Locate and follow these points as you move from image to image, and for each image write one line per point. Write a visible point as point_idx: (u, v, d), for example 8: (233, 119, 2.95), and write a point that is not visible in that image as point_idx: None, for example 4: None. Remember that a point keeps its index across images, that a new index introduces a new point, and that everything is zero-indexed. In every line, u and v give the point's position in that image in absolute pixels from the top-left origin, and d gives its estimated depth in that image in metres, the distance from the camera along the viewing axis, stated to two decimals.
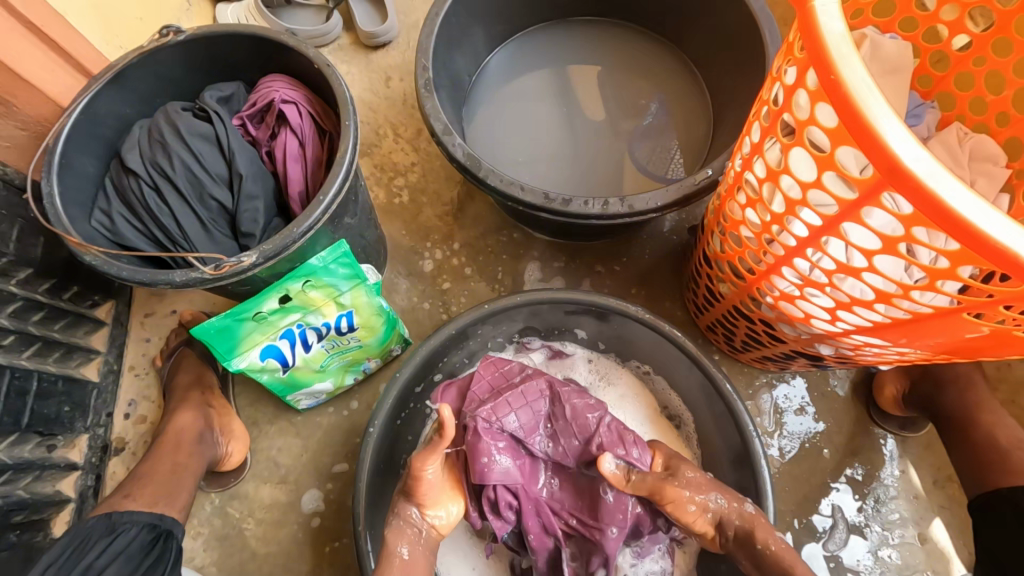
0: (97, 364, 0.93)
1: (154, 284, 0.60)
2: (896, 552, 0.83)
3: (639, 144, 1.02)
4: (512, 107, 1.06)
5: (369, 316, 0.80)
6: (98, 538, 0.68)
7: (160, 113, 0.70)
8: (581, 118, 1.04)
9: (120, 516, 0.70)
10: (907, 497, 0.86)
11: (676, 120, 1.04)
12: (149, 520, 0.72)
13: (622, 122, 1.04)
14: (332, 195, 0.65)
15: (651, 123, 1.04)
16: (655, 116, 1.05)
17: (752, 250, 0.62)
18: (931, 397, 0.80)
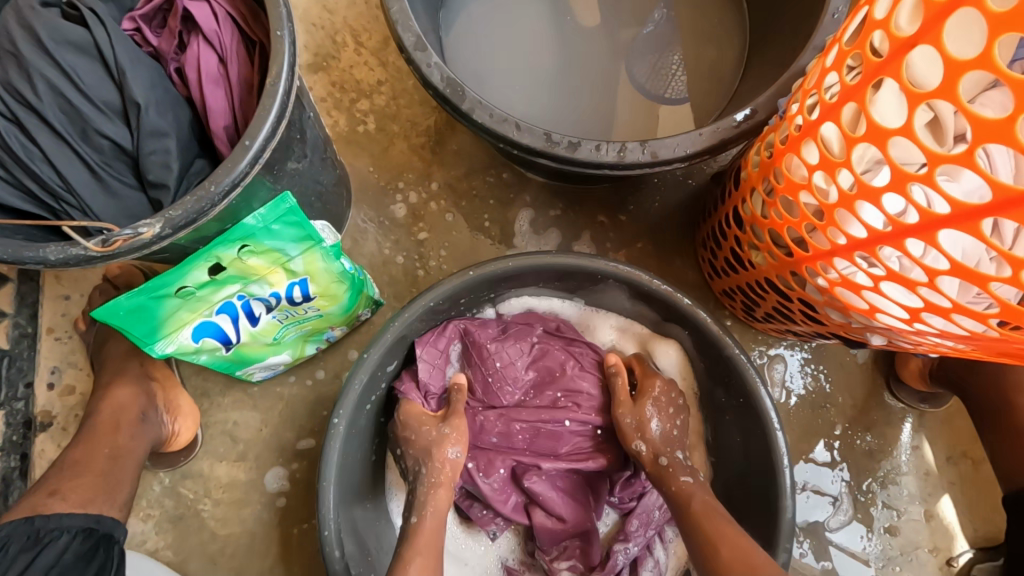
0: (5, 329, 0.78)
1: (22, 263, 0.45)
2: (899, 530, 0.80)
3: (639, 58, 0.84)
4: (499, 11, 0.85)
5: (328, 283, 0.66)
6: (18, 549, 0.56)
7: (10, 10, 0.50)
8: (577, 26, 0.84)
9: (45, 521, 0.58)
10: (918, 473, 0.81)
11: (690, 29, 0.85)
12: (82, 525, 0.60)
13: (624, 30, 0.84)
14: (263, 139, 0.47)
15: (661, 33, 0.85)
16: (665, 24, 0.85)
17: (811, 223, 0.49)
18: (962, 380, 0.71)
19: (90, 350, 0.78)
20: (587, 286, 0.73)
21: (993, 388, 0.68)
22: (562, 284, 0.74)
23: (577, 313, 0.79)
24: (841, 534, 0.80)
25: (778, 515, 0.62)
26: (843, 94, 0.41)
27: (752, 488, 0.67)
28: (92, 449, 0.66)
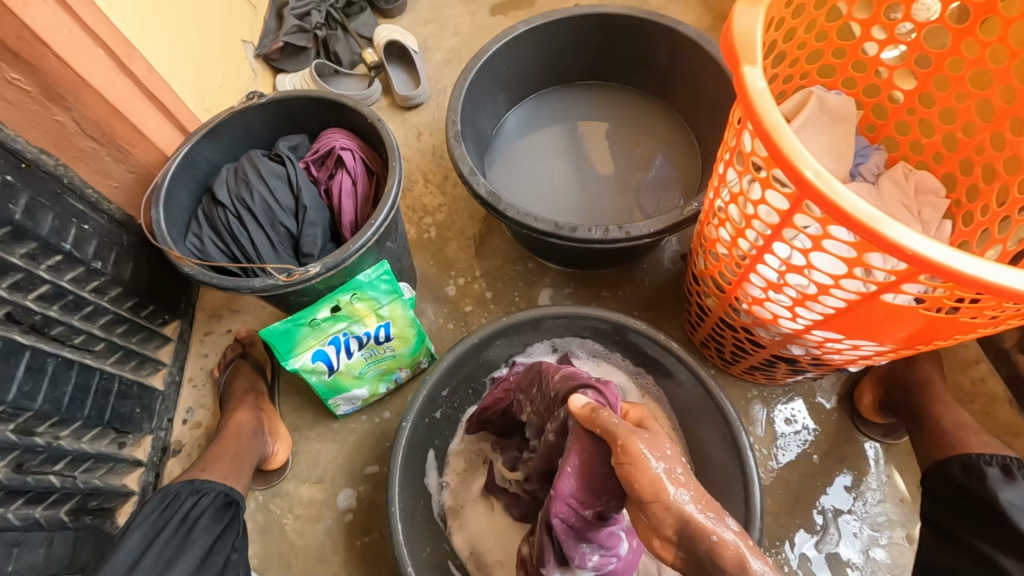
0: (163, 375, 1.06)
1: (237, 289, 0.74)
2: (885, 552, 0.89)
3: (647, 191, 1.17)
4: (542, 158, 1.23)
5: (403, 327, 0.93)
6: (185, 493, 0.79)
7: (244, 158, 0.87)
8: (598, 170, 1.21)
9: (202, 481, 0.81)
10: (894, 500, 0.92)
11: (684, 170, 1.20)
12: (224, 488, 0.82)
13: (634, 172, 1.20)
14: (381, 221, 0.80)
15: (661, 173, 1.20)
16: (664, 168, 1.20)
17: (727, 261, 0.73)
18: (899, 402, 0.87)
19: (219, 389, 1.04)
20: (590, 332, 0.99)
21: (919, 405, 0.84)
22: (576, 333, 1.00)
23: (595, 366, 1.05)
24: (831, 555, 0.90)
25: (749, 502, 0.81)
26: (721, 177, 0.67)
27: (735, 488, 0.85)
28: (225, 448, 0.89)
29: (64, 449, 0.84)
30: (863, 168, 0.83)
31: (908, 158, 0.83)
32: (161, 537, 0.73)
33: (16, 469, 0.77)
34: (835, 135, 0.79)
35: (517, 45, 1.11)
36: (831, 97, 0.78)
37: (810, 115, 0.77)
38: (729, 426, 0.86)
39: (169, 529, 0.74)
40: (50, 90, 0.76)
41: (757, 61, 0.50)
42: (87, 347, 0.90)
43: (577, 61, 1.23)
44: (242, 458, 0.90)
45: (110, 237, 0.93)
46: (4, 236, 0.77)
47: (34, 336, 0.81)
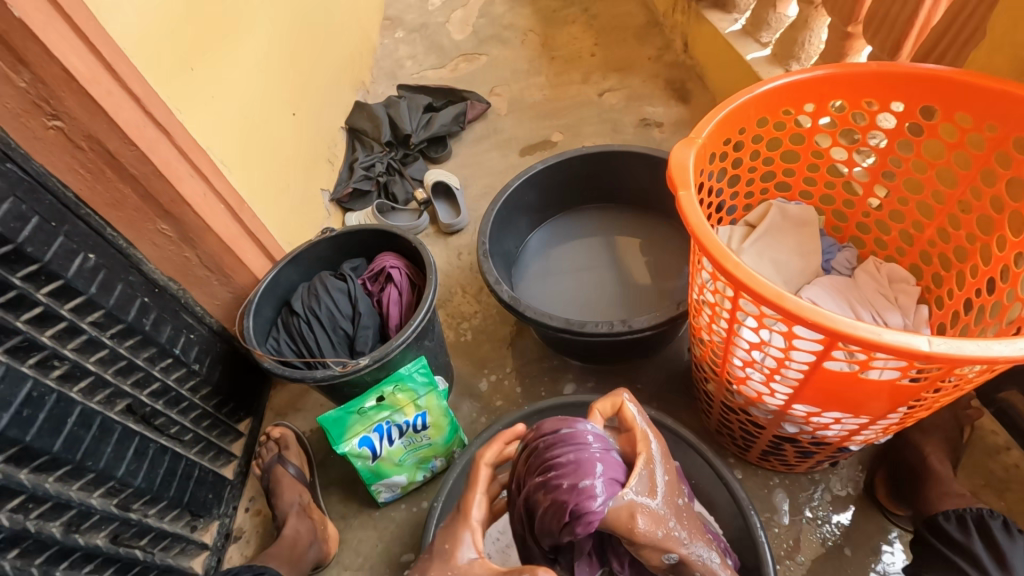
0: (233, 465, 1.22)
1: (302, 380, 0.92)
2: None
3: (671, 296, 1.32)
4: (571, 271, 1.42)
5: (438, 416, 1.06)
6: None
7: (315, 278, 1.09)
8: (626, 280, 1.38)
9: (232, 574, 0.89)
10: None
11: None
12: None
13: (657, 280, 1.36)
14: (419, 322, 0.98)
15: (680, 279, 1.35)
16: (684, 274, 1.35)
17: (712, 344, 0.84)
18: (911, 495, 0.91)
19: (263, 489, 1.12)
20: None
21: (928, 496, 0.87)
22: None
23: None
24: None
25: None
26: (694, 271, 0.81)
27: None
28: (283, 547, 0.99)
29: (150, 525, 0.98)
30: (835, 263, 0.94)
31: (876, 253, 0.94)
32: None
33: (112, 540, 0.91)
34: (802, 236, 0.93)
35: (534, 179, 1.36)
36: (790, 208, 0.93)
37: (772, 221, 0.92)
38: (741, 510, 0.93)
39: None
40: (184, 234, 1.03)
41: (690, 185, 0.67)
42: (178, 437, 1.08)
43: (586, 189, 1.46)
44: (295, 564, 1.00)
45: (208, 344, 1.15)
46: (135, 343, 1.00)
47: (143, 424, 1.00)
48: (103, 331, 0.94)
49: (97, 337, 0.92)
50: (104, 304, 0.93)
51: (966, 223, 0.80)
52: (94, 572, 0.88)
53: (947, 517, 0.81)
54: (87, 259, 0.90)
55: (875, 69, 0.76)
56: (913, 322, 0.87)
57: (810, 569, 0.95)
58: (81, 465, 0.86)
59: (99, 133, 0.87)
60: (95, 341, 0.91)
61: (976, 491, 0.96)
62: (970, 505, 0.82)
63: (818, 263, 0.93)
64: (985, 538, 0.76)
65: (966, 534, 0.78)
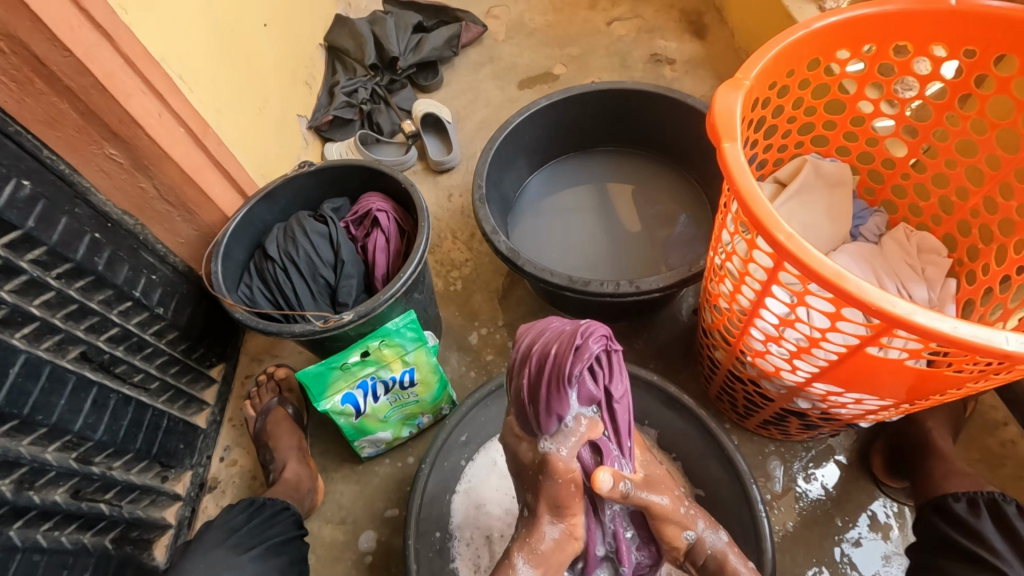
0: (206, 414, 1.15)
1: (279, 334, 0.84)
2: None
3: (675, 250, 1.24)
4: (572, 218, 1.32)
5: (426, 373, 0.99)
6: (241, 509, 0.83)
7: (292, 218, 0.98)
8: (629, 230, 1.29)
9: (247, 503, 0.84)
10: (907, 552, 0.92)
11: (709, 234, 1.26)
12: (279, 507, 0.85)
13: (661, 231, 1.28)
14: (408, 274, 0.89)
15: (686, 232, 1.26)
16: (690, 227, 1.27)
17: (732, 313, 0.77)
18: (908, 469, 0.89)
19: (255, 433, 1.03)
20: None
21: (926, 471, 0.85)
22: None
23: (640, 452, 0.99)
24: None
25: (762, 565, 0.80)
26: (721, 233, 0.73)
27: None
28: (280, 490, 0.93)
29: (115, 478, 0.92)
30: (864, 229, 0.87)
31: (908, 220, 0.87)
32: (248, 527, 0.81)
33: (73, 495, 0.85)
34: (833, 198, 0.85)
35: (537, 116, 1.22)
36: (826, 166, 0.84)
37: (805, 179, 0.83)
38: (741, 480, 0.86)
39: (257, 522, 0.82)
40: (138, 162, 0.90)
41: (736, 137, 0.58)
42: (144, 385, 1.00)
43: (593, 130, 1.33)
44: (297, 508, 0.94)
45: (173, 286, 1.05)
46: (87, 284, 0.89)
47: (101, 373, 0.91)
48: (48, 270, 0.82)
49: (39, 277, 0.80)
50: (46, 240, 0.81)
51: (1019, 194, 0.73)
52: (54, 529, 0.82)
53: (956, 499, 0.74)
54: (21, 186, 0.78)
55: (955, 7, 0.65)
56: (939, 296, 0.81)
57: (800, 536, 0.95)
58: (30, 420, 0.77)
59: (23, 34, 0.71)
60: (38, 282, 0.80)
61: (970, 464, 0.96)
62: (979, 487, 0.75)
63: (847, 229, 0.86)
64: (997, 520, 0.69)
65: (976, 515, 0.71)
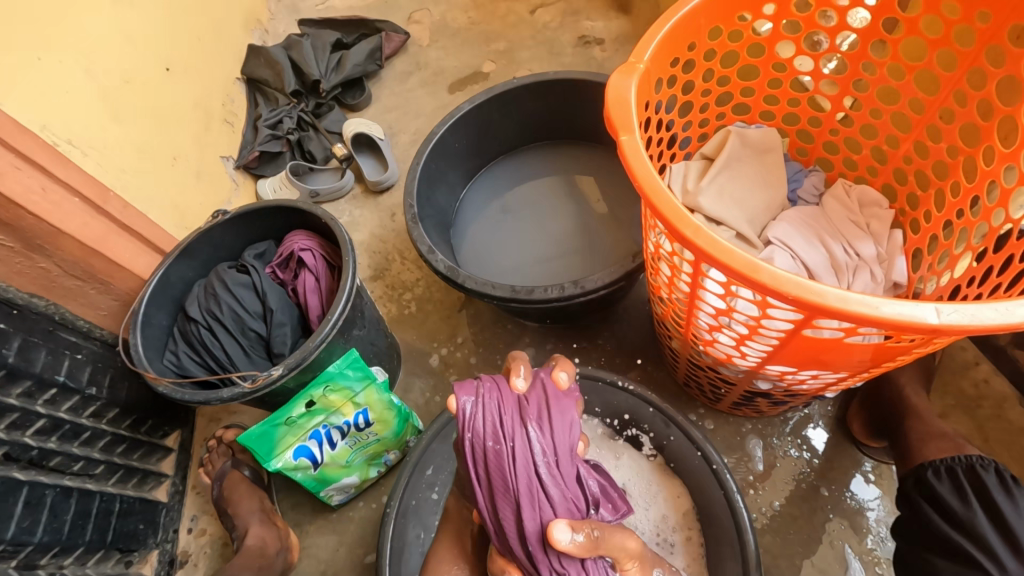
0: (166, 486, 1.09)
1: (208, 401, 0.78)
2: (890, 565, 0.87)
3: (630, 233, 1.20)
4: (522, 218, 1.28)
5: (381, 410, 0.94)
6: None
7: (213, 273, 0.92)
8: (582, 219, 1.24)
9: None
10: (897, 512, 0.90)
11: None
12: None
13: (615, 216, 1.23)
14: (339, 313, 0.84)
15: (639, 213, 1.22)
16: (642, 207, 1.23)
17: (676, 304, 0.73)
18: (886, 429, 0.86)
19: (215, 500, 0.98)
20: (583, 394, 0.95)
21: (900, 430, 0.82)
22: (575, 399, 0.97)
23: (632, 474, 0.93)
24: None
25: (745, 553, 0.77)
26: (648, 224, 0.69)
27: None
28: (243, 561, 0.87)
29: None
30: (802, 192, 0.84)
31: (846, 176, 0.84)
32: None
33: None
34: (763, 166, 0.82)
35: (463, 122, 1.17)
36: (751, 134, 0.81)
37: (732, 150, 0.80)
38: (715, 472, 0.83)
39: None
40: (30, 242, 0.84)
41: (633, 128, 0.54)
42: (88, 472, 0.94)
43: (523, 127, 1.29)
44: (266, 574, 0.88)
45: (104, 361, 0.99)
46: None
47: (33, 470, 0.85)
48: None
49: None
50: None
51: (947, 134, 0.70)
52: None
53: (936, 474, 0.70)
54: None
55: None
56: (887, 250, 0.78)
57: (788, 514, 0.92)
58: None
59: None
60: None
61: (946, 411, 0.94)
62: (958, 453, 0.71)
63: (784, 195, 0.82)
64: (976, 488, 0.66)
65: (965, 504, 0.65)
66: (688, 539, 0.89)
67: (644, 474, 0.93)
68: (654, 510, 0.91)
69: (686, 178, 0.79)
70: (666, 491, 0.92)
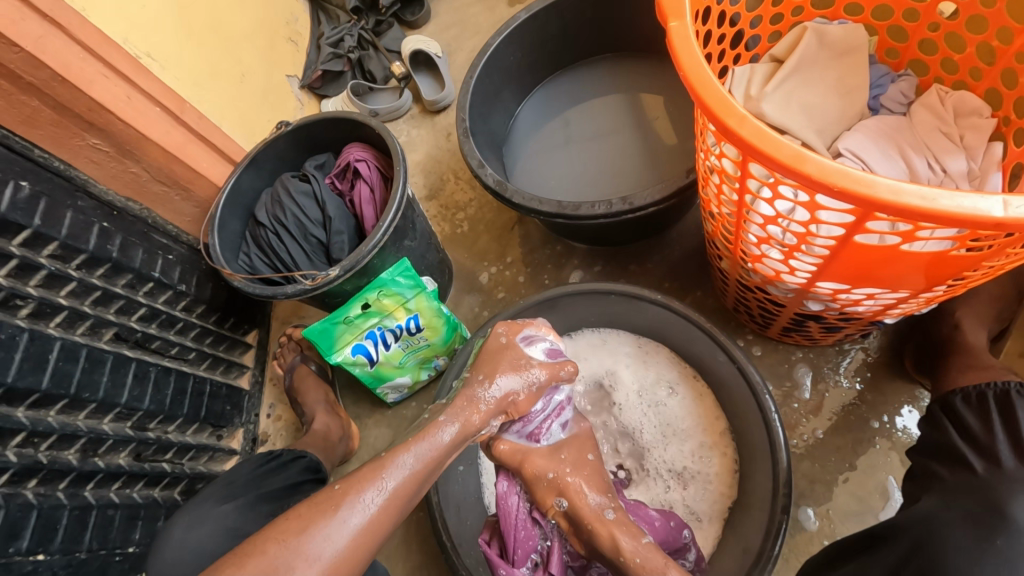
0: (248, 376, 1.24)
1: (276, 297, 0.87)
2: None
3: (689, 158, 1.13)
4: (576, 137, 1.23)
5: (431, 318, 1.00)
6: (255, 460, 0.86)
7: (279, 181, 0.98)
8: (637, 142, 1.18)
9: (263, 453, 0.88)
10: None
11: None
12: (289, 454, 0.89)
13: (675, 141, 1.15)
14: (390, 221, 0.88)
15: None
16: None
17: (725, 219, 0.71)
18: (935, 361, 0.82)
19: (286, 388, 1.10)
20: (631, 313, 0.96)
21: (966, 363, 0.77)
22: (633, 319, 0.97)
23: (678, 404, 0.95)
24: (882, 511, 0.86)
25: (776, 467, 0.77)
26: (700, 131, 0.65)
27: (752, 510, 0.82)
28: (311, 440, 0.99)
29: (171, 441, 1.02)
30: (886, 99, 0.75)
31: (942, 80, 0.74)
32: (243, 481, 0.81)
33: (135, 458, 0.95)
34: (843, 69, 0.74)
35: (517, 33, 1.13)
36: (832, 31, 0.73)
37: (805, 52, 0.73)
38: (754, 391, 0.82)
39: (250, 476, 0.82)
40: (121, 148, 0.93)
41: (684, 13, 0.49)
42: (182, 357, 1.08)
43: (580, 39, 1.22)
44: (329, 452, 0.99)
45: (190, 263, 1.10)
46: (107, 271, 0.94)
47: (138, 350, 0.99)
48: (67, 263, 0.88)
49: (59, 270, 0.86)
50: (56, 235, 0.85)
51: None
52: (125, 487, 0.93)
53: (966, 400, 0.63)
54: (20, 188, 0.82)
55: None
56: (982, 165, 0.68)
57: (831, 443, 0.91)
58: (78, 397, 0.86)
59: None
60: (60, 275, 0.86)
61: None
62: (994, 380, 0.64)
63: (864, 101, 0.74)
64: None
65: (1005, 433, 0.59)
66: (723, 455, 0.90)
67: (685, 406, 0.94)
68: (692, 434, 0.93)
69: (750, 83, 0.73)
70: (704, 419, 0.93)
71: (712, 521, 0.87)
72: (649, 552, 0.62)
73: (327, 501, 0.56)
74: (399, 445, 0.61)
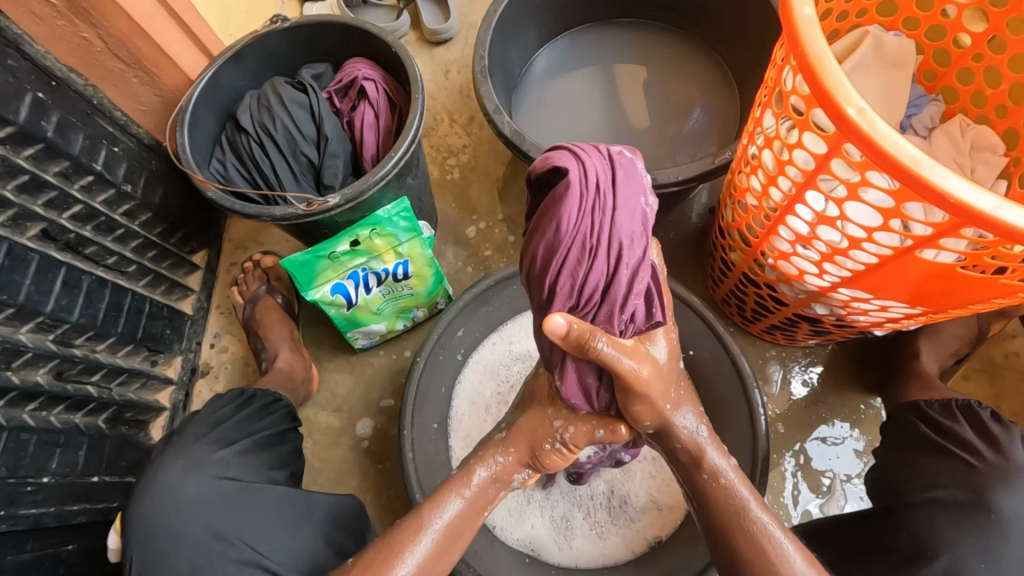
0: (192, 300, 1.11)
1: (259, 217, 0.76)
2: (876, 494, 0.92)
3: (682, 145, 1.11)
4: (572, 97, 1.17)
5: (421, 265, 0.93)
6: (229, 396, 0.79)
7: (268, 84, 0.85)
8: (630, 116, 1.14)
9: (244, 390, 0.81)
10: None
11: (721, 126, 1.11)
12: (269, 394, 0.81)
13: (669, 124, 1.13)
14: (401, 153, 0.79)
15: (696, 127, 1.12)
16: (702, 121, 1.12)
17: (756, 213, 0.70)
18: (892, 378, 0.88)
19: (246, 319, 1.00)
20: None
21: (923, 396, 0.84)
22: None
23: None
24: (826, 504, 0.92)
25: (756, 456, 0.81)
26: (758, 119, 0.63)
27: None
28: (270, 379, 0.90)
29: (100, 361, 0.89)
30: (917, 120, 0.78)
31: (967, 112, 0.77)
32: (234, 420, 0.74)
33: (56, 377, 0.82)
34: (889, 80, 0.74)
35: None
36: (887, 42, 0.73)
37: (861, 58, 0.73)
38: (743, 383, 0.85)
39: (243, 416, 0.75)
40: (74, 4, 0.76)
41: None
42: (119, 269, 0.93)
43: None
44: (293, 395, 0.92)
45: (139, 161, 0.94)
46: (38, 153, 0.78)
47: (69, 254, 0.84)
48: None
49: None
50: None
51: None
52: (41, 409, 0.79)
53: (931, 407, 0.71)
54: None
55: None
56: None
57: (790, 437, 0.96)
58: None
59: None
60: None
61: (967, 373, 0.95)
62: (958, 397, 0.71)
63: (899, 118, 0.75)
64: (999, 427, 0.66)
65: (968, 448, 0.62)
66: None
67: None
68: None
69: None
70: None
71: (671, 509, 0.90)
72: (734, 478, 0.63)
73: (405, 532, 0.60)
74: (436, 497, 0.64)
